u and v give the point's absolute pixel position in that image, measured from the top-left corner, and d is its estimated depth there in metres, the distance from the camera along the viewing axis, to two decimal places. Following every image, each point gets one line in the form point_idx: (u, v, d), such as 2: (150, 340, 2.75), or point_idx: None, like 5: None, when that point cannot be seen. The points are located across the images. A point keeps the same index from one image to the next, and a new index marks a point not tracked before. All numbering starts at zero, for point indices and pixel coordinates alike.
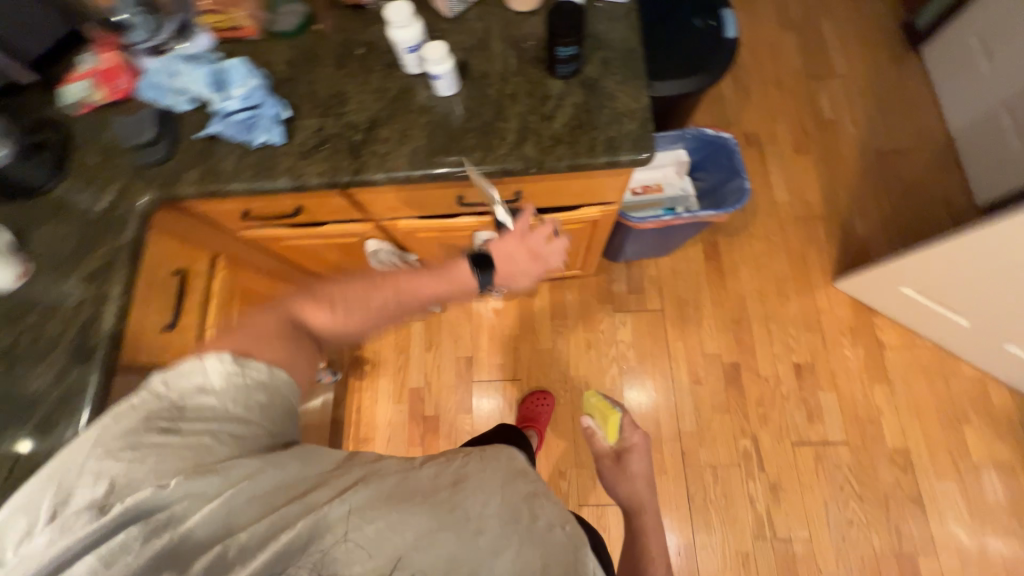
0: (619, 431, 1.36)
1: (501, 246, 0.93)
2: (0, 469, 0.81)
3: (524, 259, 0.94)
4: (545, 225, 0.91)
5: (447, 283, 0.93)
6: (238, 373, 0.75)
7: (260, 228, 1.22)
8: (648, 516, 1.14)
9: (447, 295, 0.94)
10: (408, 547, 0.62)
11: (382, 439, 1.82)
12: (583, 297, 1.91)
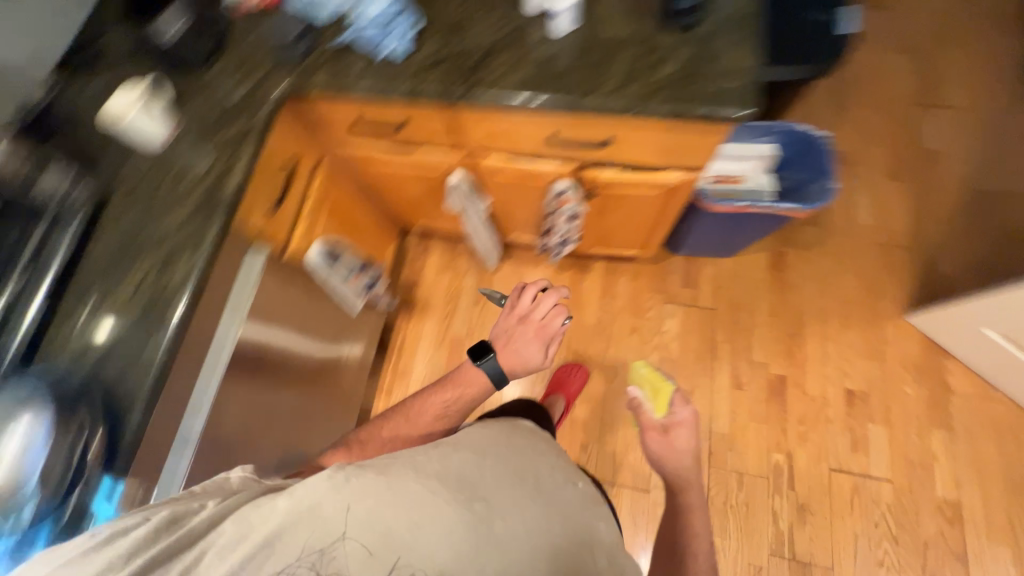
0: (669, 407, 1.27)
1: (499, 330, 1.07)
2: (132, 284, 0.95)
3: (520, 326, 1.05)
4: (526, 287, 1.07)
5: (460, 390, 1.01)
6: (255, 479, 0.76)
7: (361, 144, 1.33)
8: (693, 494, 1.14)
9: (465, 398, 1.01)
10: (413, 538, 0.61)
11: (418, 375, 1.91)
12: (635, 282, 1.92)
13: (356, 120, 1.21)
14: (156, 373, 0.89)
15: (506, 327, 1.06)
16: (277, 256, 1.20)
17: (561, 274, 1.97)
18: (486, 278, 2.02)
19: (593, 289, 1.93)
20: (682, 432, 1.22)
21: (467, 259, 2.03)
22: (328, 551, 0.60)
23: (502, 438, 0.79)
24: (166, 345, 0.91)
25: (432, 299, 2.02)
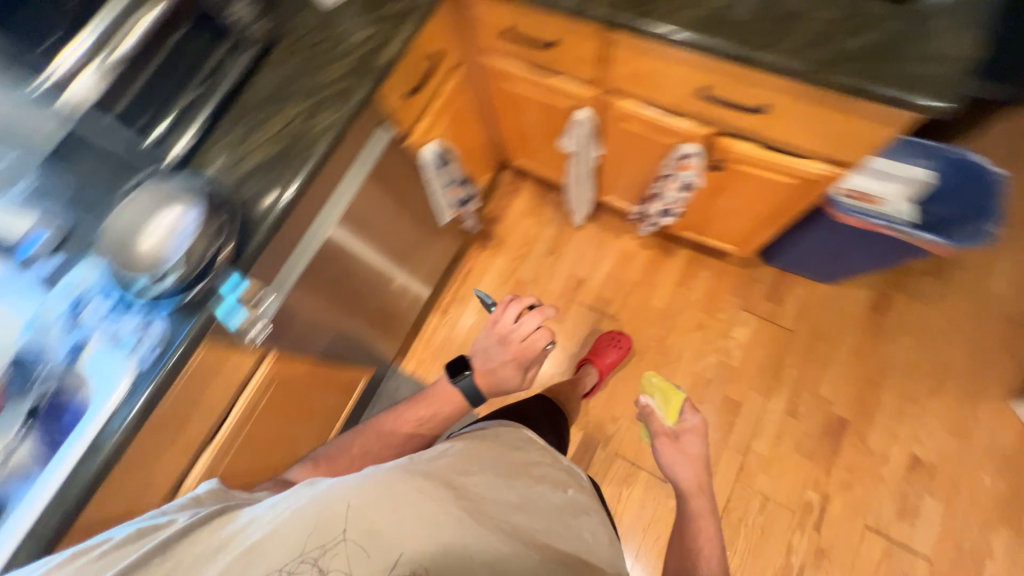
0: (680, 415, 1.29)
1: (478, 351, 1.08)
2: (278, 123, 1.03)
3: (500, 346, 1.05)
4: (505, 305, 1.07)
5: (435, 408, 1.05)
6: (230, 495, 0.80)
7: (500, 58, 1.34)
8: (698, 500, 1.07)
9: (447, 408, 1.06)
10: (406, 538, 0.61)
11: (475, 305, 1.96)
12: (715, 280, 1.84)
13: (507, 29, 1.21)
14: (281, 206, 0.97)
15: (485, 347, 1.07)
16: (397, 142, 1.26)
17: (642, 252, 1.93)
18: (565, 234, 2.01)
19: (669, 275, 1.87)
20: (690, 441, 1.21)
21: (553, 210, 2.03)
22: (330, 548, 0.60)
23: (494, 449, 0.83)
24: (298, 183, 0.98)
25: (507, 239, 2.04)
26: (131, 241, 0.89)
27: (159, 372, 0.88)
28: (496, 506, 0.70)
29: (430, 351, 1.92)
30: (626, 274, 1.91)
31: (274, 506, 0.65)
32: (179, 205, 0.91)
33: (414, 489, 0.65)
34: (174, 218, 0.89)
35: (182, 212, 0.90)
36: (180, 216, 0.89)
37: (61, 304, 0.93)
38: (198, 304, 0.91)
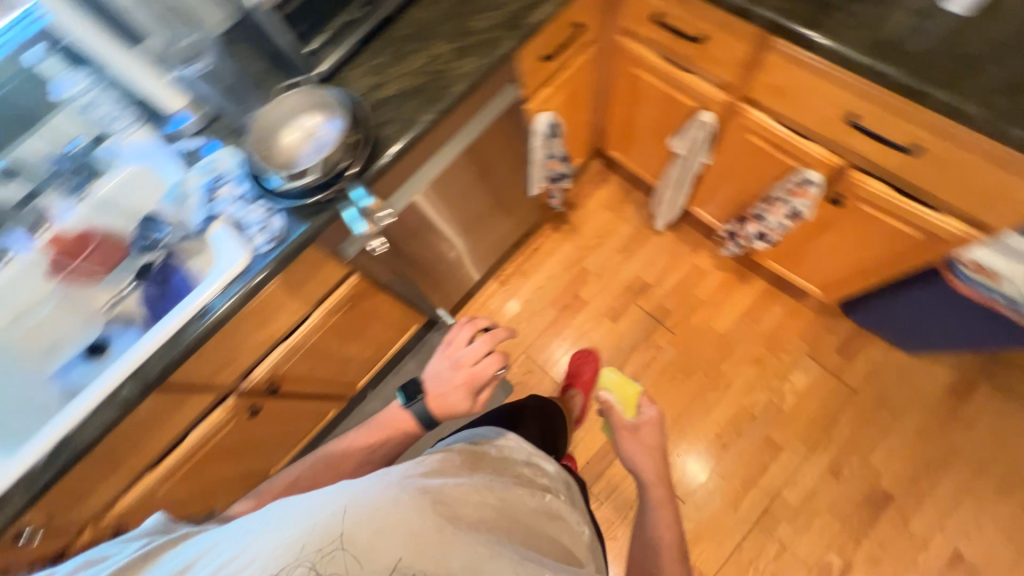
0: (638, 408, 1.25)
1: (432, 371, 0.97)
2: (423, 59, 1.07)
3: (454, 369, 0.94)
4: (458, 326, 1.01)
5: (386, 434, 0.96)
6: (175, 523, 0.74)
7: (637, 44, 1.33)
8: (655, 487, 1.06)
9: (398, 440, 0.96)
10: (410, 548, 0.53)
11: (535, 282, 1.98)
12: (786, 319, 1.78)
13: (656, 15, 1.19)
14: (412, 134, 1.00)
15: (437, 370, 0.97)
16: (520, 103, 1.28)
17: (716, 272, 1.88)
18: (641, 236, 1.98)
19: (738, 302, 1.82)
20: (646, 431, 1.15)
21: (635, 210, 2.00)
22: (326, 552, 0.52)
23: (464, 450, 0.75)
24: (431, 117, 1.01)
25: (582, 227, 2.03)
26: (270, 148, 0.98)
27: (267, 265, 0.94)
28: (480, 505, 0.62)
29: (482, 315, 1.96)
30: (694, 290, 1.87)
31: (225, 540, 0.56)
32: (315, 117, 0.98)
33: (396, 485, 0.58)
34: (310, 130, 0.97)
35: (317, 126, 0.97)
36: (317, 130, 0.97)
37: (201, 177, 1.02)
38: (318, 210, 0.96)
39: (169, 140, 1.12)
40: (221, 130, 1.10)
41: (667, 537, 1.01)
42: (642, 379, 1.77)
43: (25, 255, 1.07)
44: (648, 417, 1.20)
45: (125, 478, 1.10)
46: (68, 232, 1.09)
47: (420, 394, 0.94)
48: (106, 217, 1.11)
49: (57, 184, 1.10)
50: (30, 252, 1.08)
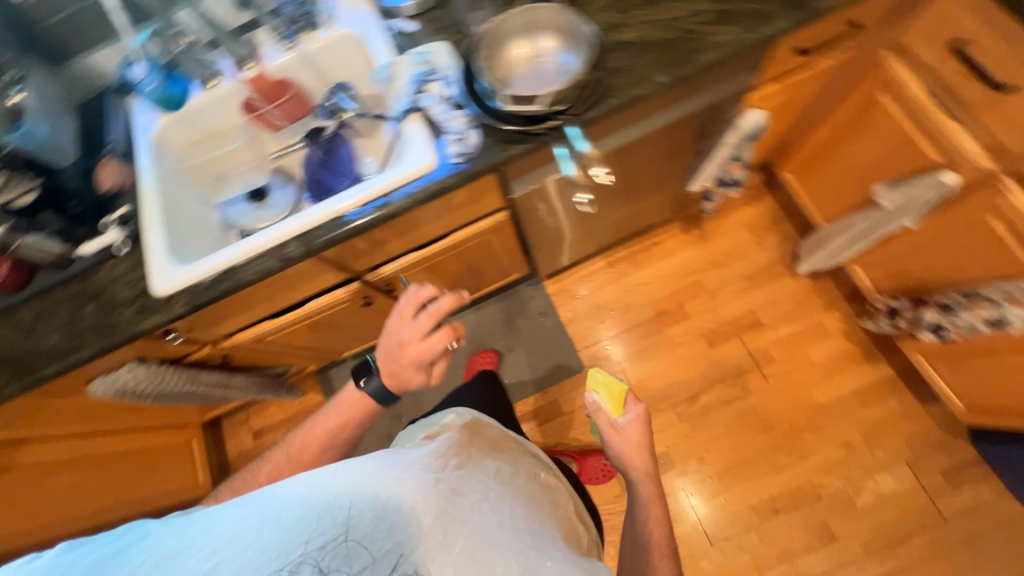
0: (624, 405, 1.14)
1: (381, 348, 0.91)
2: (675, 10, 0.94)
3: (402, 347, 0.87)
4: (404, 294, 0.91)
5: (345, 417, 0.92)
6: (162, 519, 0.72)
7: (904, 66, 1.11)
8: (644, 484, 1.05)
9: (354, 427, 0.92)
10: (410, 545, 0.60)
11: (642, 276, 1.88)
12: (898, 419, 1.60)
13: (956, 42, 0.98)
14: (637, 92, 0.90)
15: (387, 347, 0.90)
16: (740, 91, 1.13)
17: (841, 339, 1.70)
18: (773, 272, 1.81)
19: (852, 380, 1.65)
20: (632, 426, 1.09)
21: (778, 242, 1.82)
22: (329, 547, 0.60)
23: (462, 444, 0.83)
24: (664, 80, 0.90)
25: (713, 239, 1.88)
26: (496, 58, 0.91)
27: (448, 176, 0.91)
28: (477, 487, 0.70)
29: (577, 288, 1.91)
30: (808, 348, 1.71)
31: (221, 529, 0.62)
32: (549, 42, 0.91)
33: (392, 472, 0.66)
34: (541, 54, 0.91)
35: (548, 51, 0.91)
36: (548, 56, 0.90)
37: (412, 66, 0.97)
38: (512, 141, 0.90)
39: (382, 13, 1.08)
40: (440, 17, 1.04)
41: (655, 538, 1.00)
42: (716, 413, 1.69)
43: (228, 82, 1.11)
44: (633, 417, 1.10)
45: (250, 320, 1.18)
46: (270, 75, 1.12)
47: (371, 373, 0.90)
48: (303, 73, 1.14)
49: (273, 25, 1.13)
50: (232, 82, 1.10)
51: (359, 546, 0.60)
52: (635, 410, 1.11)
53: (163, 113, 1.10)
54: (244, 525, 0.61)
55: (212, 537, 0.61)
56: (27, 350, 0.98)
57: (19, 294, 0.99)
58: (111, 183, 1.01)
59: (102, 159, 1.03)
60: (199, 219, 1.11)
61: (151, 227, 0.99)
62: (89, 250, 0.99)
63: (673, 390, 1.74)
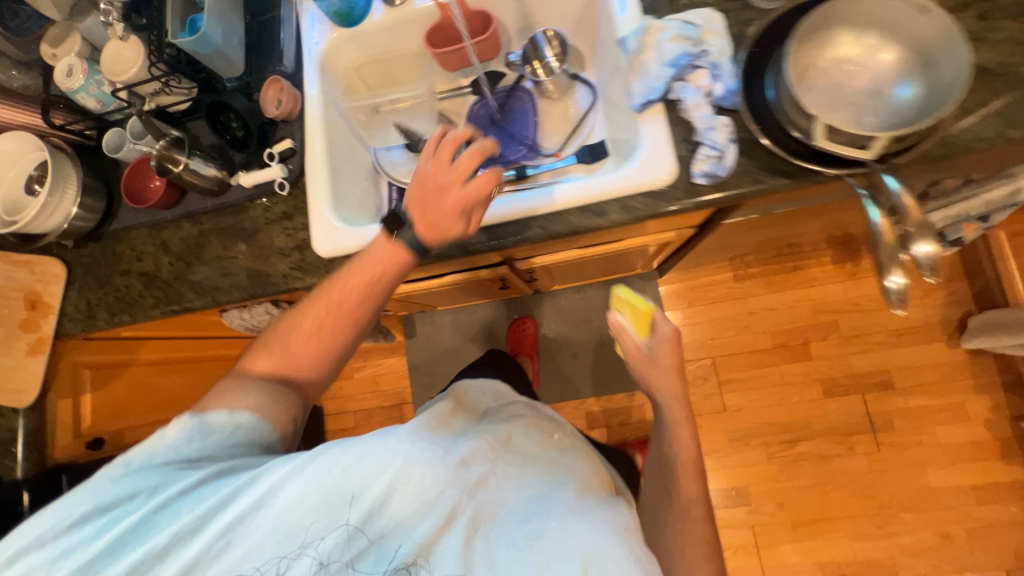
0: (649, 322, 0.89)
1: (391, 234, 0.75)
2: None
3: (440, 194, 0.70)
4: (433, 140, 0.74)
5: (381, 267, 0.73)
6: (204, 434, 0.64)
7: None
8: (675, 407, 0.86)
9: (390, 287, 0.75)
10: (418, 523, 0.61)
11: (770, 301, 1.69)
12: (1012, 525, 1.47)
13: None
14: (971, 145, 0.67)
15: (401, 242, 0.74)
16: None
17: (978, 428, 1.52)
18: (926, 335, 1.58)
19: (976, 473, 1.50)
20: (661, 347, 0.88)
21: (944, 303, 1.57)
22: (336, 530, 0.59)
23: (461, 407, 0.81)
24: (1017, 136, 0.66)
25: (867, 280, 1.63)
26: (812, 49, 0.69)
27: (686, 201, 0.74)
28: (480, 457, 0.69)
29: (693, 296, 1.74)
30: (936, 427, 1.54)
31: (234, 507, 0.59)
32: (898, 63, 0.66)
33: (390, 448, 0.62)
34: (874, 75, 0.67)
35: (888, 76, 0.66)
36: (882, 82, 0.67)
37: (677, 30, 0.74)
38: (785, 175, 0.71)
39: None
40: None
41: (684, 459, 0.84)
42: (809, 465, 1.59)
43: (418, 4, 0.90)
44: (662, 337, 0.88)
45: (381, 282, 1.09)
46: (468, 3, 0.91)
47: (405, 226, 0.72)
48: (508, 6, 0.93)
49: None
50: (423, 4, 0.90)
51: (360, 524, 0.60)
52: (664, 328, 0.88)
53: (337, 27, 0.92)
54: (256, 513, 0.59)
55: (231, 512, 0.58)
56: (174, 277, 0.92)
57: (169, 212, 0.92)
58: (279, 110, 0.87)
59: (270, 77, 0.87)
60: (356, 161, 0.98)
61: (317, 171, 0.87)
62: (248, 183, 0.87)
63: (770, 429, 1.63)
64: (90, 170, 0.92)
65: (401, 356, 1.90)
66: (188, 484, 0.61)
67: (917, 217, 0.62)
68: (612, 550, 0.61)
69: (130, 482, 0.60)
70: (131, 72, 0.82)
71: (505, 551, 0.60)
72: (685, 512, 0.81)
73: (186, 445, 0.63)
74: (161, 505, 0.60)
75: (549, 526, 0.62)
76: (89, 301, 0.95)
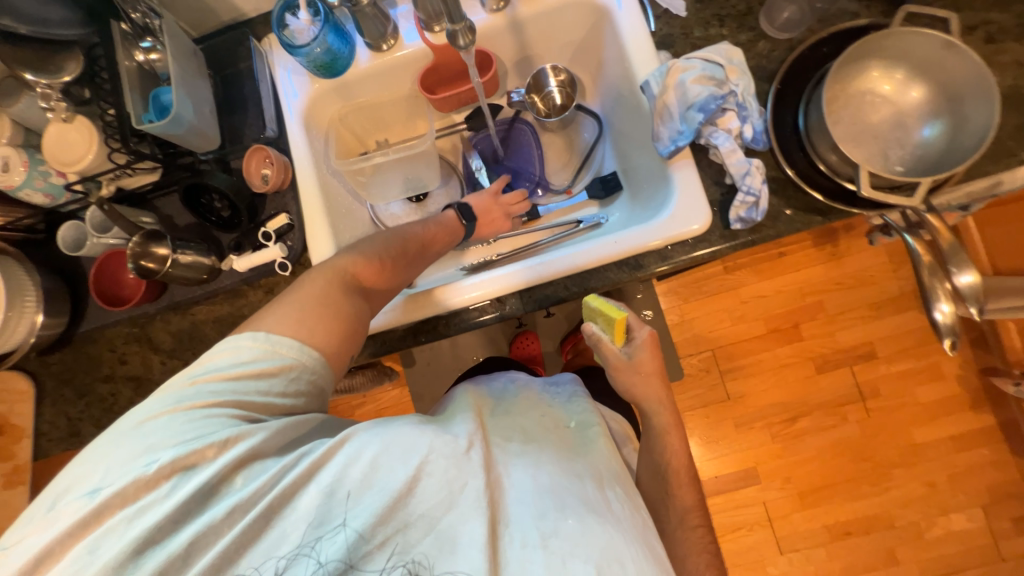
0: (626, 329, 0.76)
1: (361, 246, 0.70)
2: None
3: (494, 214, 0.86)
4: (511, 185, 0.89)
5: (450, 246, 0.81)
6: (288, 375, 0.55)
7: None
8: (662, 413, 0.78)
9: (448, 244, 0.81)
10: (430, 519, 0.49)
11: (762, 289, 1.74)
12: (985, 467, 1.63)
13: None
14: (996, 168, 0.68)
15: (386, 247, 0.70)
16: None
17: (952, 384, 1.66)
18: (903, 305, 1.69)
19: (953, 425, 1.64)
20: (640, 353, 0.76)
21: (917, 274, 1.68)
22: (333, 534, 0.46)
23: (472, 394, 0.69)
24: None
25: (848, 259, 1.71)
26: (836, 82, 0.69)
27: (724, 246, 0.73)
28: (501, 452, 0.57)
29: (689, 292, 1.77)
30: (917, 388, 1.67)
31: (295, 478, 0.48)
32: (921, 99, 0.67)
33: (413, 436, 0.52)
34: (898, 110, 0.68)
35: (914, 111, 0.67)
36: (906, 117, 0.68)
37: (707, 68, 0.70)
38: (817, 214, 0.69)
39: None
40: None
41: (676, 466, 0.76)
42: (810, 439, 1.69)
43: (409, 47, 0.82)
44: (640, 342, 0.76)
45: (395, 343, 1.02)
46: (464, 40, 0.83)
47: (474, 218, 0.83)
48: (505, 42, 0.85)
49: None
50: (414, 45, 0.82)
51: (378, 520, 0.47)
52: (640, 332, 0.76)
53: (317, 78, 0.82)
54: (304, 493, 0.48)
55: (310, 484, 0.48)
56: (171, 377, 0.82)
57: (153, 305, 0.80)
58: (269, 184, 0.77)
59: (253, 146, 0.78)
60: (355, 221, 0.89)
61: (319, 244, 0.79)
62: (242, 268, 0.78)
63: (772, 410, 1.71)
64: (47, 271, 0.78)
65: (403, 387, 1.75)
66: (256, 444, 0.49)
67: (948, 239, 0.63)
68: (633, 553, 0.51)
69: (201, 433, 0.48)
70: (86, 161, 0.69)
71: (521, 549, 0.49)
72: (682, 519, 0.74)
73: (259, 387, 0.53)
74: (224, 477, 0.48)
75: (567, 523, 0.50)
76: (70, 417, 0.83)
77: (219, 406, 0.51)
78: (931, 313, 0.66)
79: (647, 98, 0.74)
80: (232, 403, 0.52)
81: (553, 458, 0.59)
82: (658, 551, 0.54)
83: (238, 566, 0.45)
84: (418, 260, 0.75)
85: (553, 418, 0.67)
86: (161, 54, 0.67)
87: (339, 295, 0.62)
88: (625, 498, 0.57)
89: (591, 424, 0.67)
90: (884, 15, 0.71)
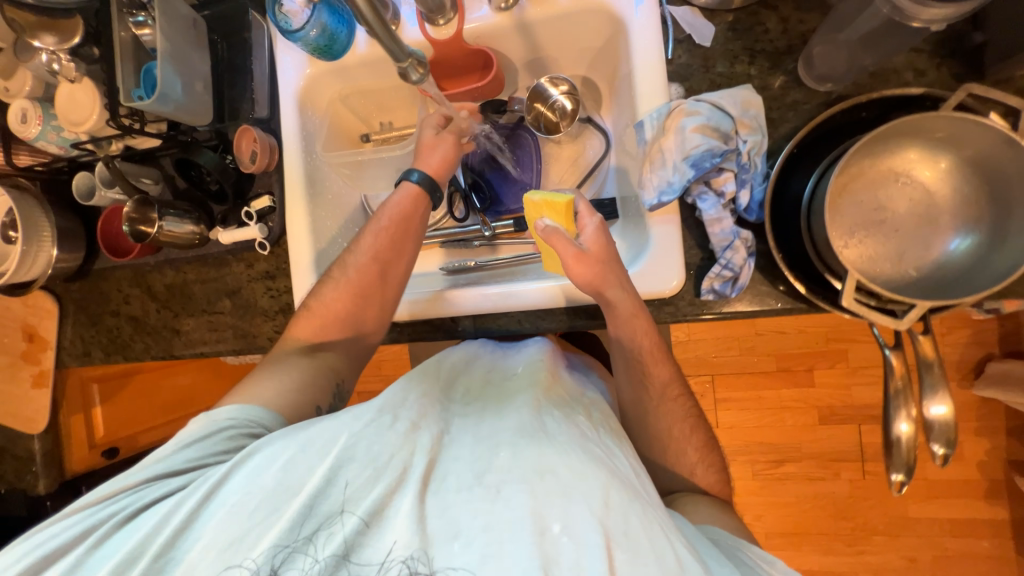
0: (575, 220, 0.68)
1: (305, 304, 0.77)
2: None
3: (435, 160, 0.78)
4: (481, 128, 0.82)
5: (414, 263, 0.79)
6: (199, 440, 0.62)
7: None
8: (623, 300, 0.66)
9: (420, 221, 0.77)
10: (352, 500, 0.52)
11: (783, 323, 1.60)
12: (980, 558, 1.51)
13: None
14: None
15: (328, 298, 0.75)
16: None
17: (972, 467, 1.50)
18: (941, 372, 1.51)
19: (957, 510, 1.49)
20: (593, 241, 0.66)
21: None
22: (260, 534, 0.51)
23: (425, 363, 0.71)
24: None
25: None
26: (864, 157, 0.59)
27: (691, 316, 0.68)
28: (436, 412, 0.60)
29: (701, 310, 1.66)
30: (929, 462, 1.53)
31: (188, 513, 0.53)
32: (961, 200, 0.56)
33: (330, 428, 0.55)
34: (931, 203, 0.58)
35: (949, 210, 0.57)
36: (938, 215, 0.58)
37: (710, 113, 0.62)
38: (803, 302, 0.64)
39: None
40: (770, 27, 0.65)
41: (649, 348, 0.69)
42: (794, 485, 1.60)
43: (408, 35, 0.76)
44: (592, 233, 0.67)
45: None
46: (465, 38, 0.76)
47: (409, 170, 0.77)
48: (514, 42, 0.78)
49: None
50: (413, 36, 0.76)
51: (302, 515, 0.51)
52: (591, 221, 0.67)
53: (315, 59, 0.79)
54: (223, 508, 0.53)
55: (222, 500, 0.54)
56: (163, 324, 0.91)
57: (152, 258, 0.87)
58: (255, 165, 0.79)
59: (242, 126, 0.79)
60: (343, 206, 0.89)
61: (297, 232, 0.81)
62: (226, 241, 0.82)
63: (760, 448, 1.62)
64: (64, 211, 0.87)
65: (400, 345, 1.82)
66: (147, 501, 0.57)
67: (932, 357, 0.56)
68: (565, 459, 0.53)
69: (89, 516, 0.56)
70: (90, 122, 0.73)
71: (456, 494, 0.51)
72: (663, 393, 0.72)
73: (165, 457, 0.61)
74: (98, 543, 0.54)
75: (500, 457, 0.54)
76: (84, 339, 0.95)
77: (109, 491, 0.58)
78: (888, 429, 0.59)
79: (638, 139, 0.67)
80: (123, 485, 0.58)
81: (491, 412, 0.61)
82: (599, 450, 0.56)
83: (177, 549, 0.52)
84: (364, 299, 0.76)
85: (499, 377, 0.70)
86: (152, 29, 0.69)
87: (280, 360, 0.73)
88: (565, 418, 0.59)
89: (537, 371, 0.69)
90: (950, 82, 0.59)
